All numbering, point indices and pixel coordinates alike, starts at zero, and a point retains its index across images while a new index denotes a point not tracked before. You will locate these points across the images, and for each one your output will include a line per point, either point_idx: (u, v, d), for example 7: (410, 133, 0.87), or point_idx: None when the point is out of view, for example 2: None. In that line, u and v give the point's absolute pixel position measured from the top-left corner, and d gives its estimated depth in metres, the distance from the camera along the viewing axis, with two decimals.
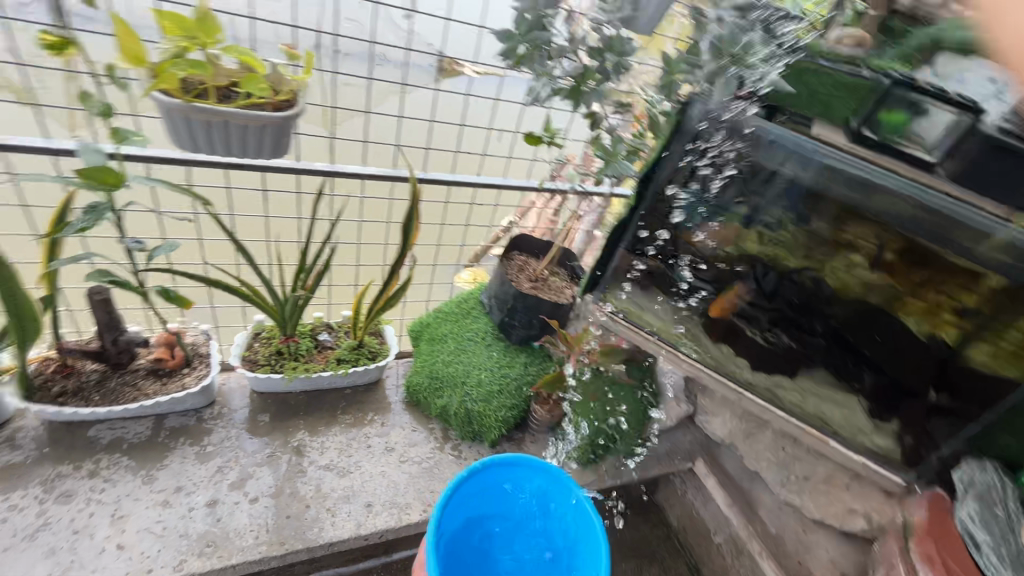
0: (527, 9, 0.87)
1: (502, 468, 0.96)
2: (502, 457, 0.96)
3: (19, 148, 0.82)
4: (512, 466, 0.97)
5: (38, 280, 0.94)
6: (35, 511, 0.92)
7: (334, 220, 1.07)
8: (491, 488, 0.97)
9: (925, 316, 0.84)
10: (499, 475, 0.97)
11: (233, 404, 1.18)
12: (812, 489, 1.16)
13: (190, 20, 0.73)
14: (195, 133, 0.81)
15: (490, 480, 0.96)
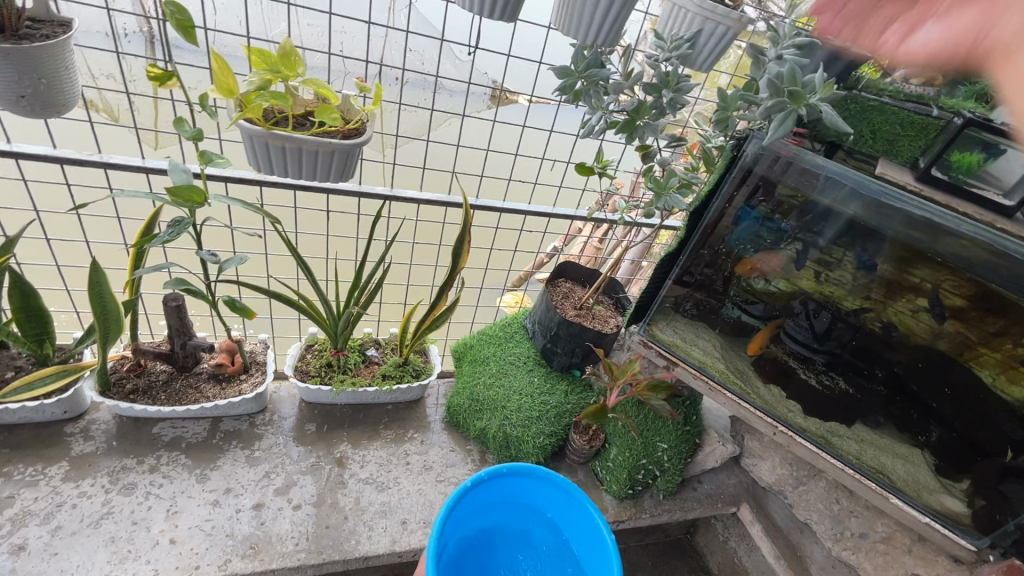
0: (585, 47, 0.90)
1: (515, 480, 0.97)
2: (512, 467, 0.95)
3: (119, 166, 0.91)
4: (524, 476, 0.96)
5: (123, 285, 1.02)
6: (101, 500, 0.99)
7: (390, 241, 1.12)
8: (509, 496, 0.98)
9: (999, 368, 0.80)
10: (511, 487, 0.97)
11: (283, 412, 1.23)
12: (869, 548, 1.08)
13: (275, 56, 0.81)
14: (272, 157, 0.87)
15: (506, 489, 0.97)
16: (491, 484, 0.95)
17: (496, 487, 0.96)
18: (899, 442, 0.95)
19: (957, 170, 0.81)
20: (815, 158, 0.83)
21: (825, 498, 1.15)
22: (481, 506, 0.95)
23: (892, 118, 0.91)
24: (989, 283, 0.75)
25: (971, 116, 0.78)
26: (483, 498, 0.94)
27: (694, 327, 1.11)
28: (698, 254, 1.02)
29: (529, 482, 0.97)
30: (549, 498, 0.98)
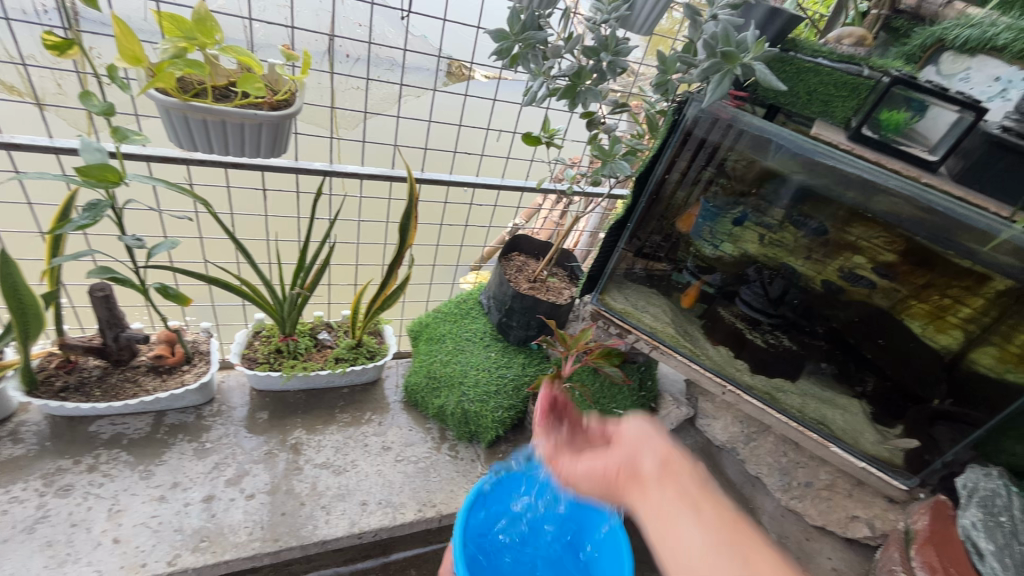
0: (521, 10, 0.88)
1: (526, 477, 0.96)
2: (522, 461, 0.97)
3: (23, 146, 0.84)
4: (534, 474, 0.97)
5: (41, 276, 0.95)
6: (35, 504, 0.93)
7: (334, 219, 1.08)
8: (518, 492, 0.96)
9: (929, 319, 0.85)
10: (522, 481, 0.96)
11: (233, 402, 1.19)
12: (814, 495, 1.14)
13: (188, 22, 0.75)
14: (193, 132, 0.82)
15: (515, 485, 0.96)
16: (504, 481, 0.95)
17: (508, 485, 0.95)
18: (839, 394, 0.99)
19: (887, 128, 0.83)
20: (751, 119, 0.84)
21: (774, 451, 1.20)
22: (496, 497, 0.94)
23: (825, 79, 0.90)
24: (915, 237, 0.78)
25: (899, 74, 0.79)
26: (499, 498, 0.94)
27: (644, 294, 1.12)
28: (647, 220, 1.03)
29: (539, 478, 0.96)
30: (558, 491, 0.95)
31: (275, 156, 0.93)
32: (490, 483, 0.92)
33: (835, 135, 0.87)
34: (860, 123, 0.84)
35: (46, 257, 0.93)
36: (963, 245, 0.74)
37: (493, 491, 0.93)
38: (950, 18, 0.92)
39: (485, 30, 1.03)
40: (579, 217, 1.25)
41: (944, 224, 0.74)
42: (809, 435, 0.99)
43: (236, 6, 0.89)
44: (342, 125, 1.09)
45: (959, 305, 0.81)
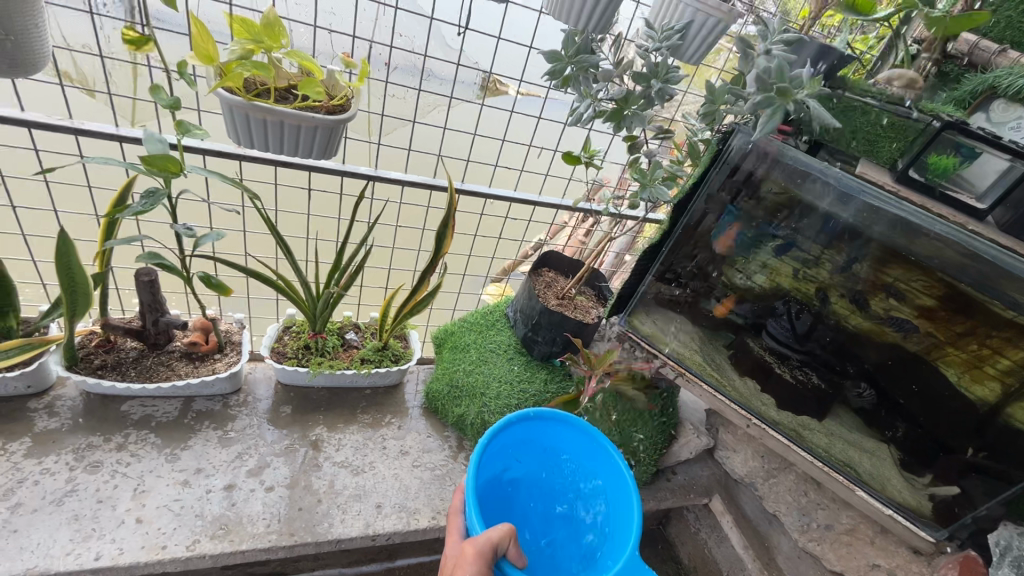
0: (575, 33, 0.90)
1: (542, 422, 0.85)
2: (536, 411, 0.85)
3: (91, 132, 0.88)
4: (547, 420, 0.86)
5: (93, 257, 0.98)
6: (65, 478, 0.96)
7: (373, 223, 1.10)
8: (533, 436, 0.86)
9: (965, 368, 0.82)
10: (537, 426, 0.85)
11: (258, 393, 1.21)
12: (834, 539, 1.12)
13: (259, 25, 0.78)
14: (252, 130, 0.85)
15: (530, 429, 0.85)
16: (519, 426, 0.84)
17: (522, 430, 0.84)
18: (867, 437, 0.97)
19: (933, 171, 0.83)
20: (797, 155, 0.86)
21: (794, 490, 1.17)
22: (508, 445, 0.83)
23: (871, 120, 0.92)
24: (959, 284, 0.77)
25: (950, 119, 0.79)
26: (511, 436, 0.83)
27: (673, 320, 1.12)
28: (682, 245, 1.03)
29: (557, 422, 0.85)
30: (574, 438, 0.86)
31: (325, 158, 0.96)
32: (507, 424, 0.82)
33: (880, 176, 0.86)
34: (907, 165, 0.84)
35: (100, 240, 0.96)
36: (1008, 295, 0.73)
37: (510, 432, 0.83)
38: (1003, 67, 0.92)
39: (537, 49, 1.06)
40: (609, 239, 1.25)
41: (989, 272, 0.73)
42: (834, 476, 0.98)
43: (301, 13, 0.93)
44: (389, 131, 1.12)
45: (998, 356, 0.78)
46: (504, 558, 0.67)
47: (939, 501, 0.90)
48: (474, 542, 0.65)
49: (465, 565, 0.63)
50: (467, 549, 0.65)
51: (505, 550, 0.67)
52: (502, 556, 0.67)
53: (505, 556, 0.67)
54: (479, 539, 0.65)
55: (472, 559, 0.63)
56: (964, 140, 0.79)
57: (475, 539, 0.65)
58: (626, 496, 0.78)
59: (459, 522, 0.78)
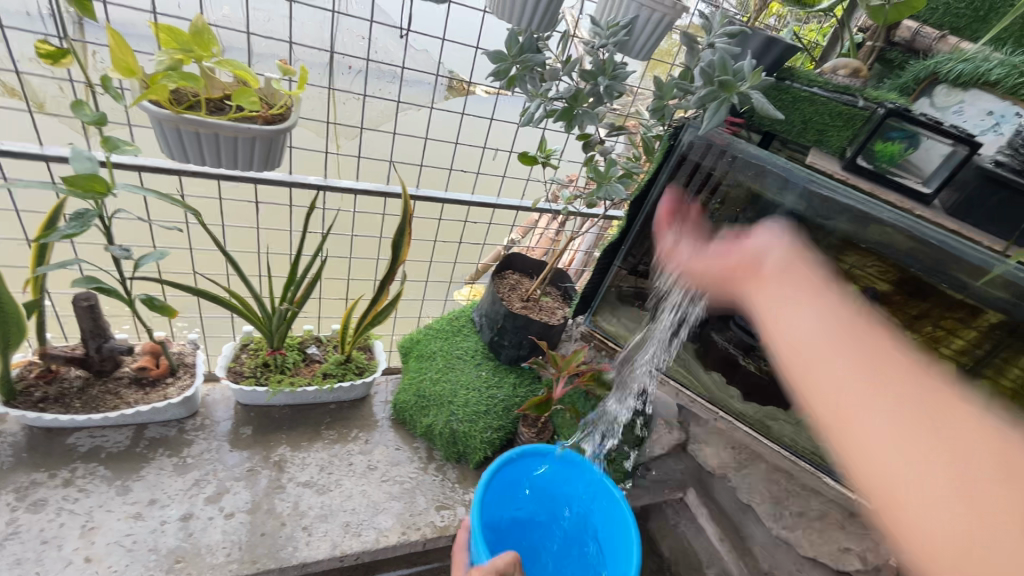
0: (519, 32, 0.88)
1: (530, 458, 1.01)
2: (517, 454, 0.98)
3: (14, 153, 0.83)
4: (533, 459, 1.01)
5: (25, 284, 0.93)
6: (5, 519, 0.90)
7: (326, 233, 1.07)
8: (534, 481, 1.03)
9: (922, 349, 0.84)
10: (528, 460, 1.01)
11: (217, 416, 1.16)
12: (806, 526, 1.12)
13: (186, 33, 0.74)
14: (186, 143, 0.81)
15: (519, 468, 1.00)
16: (513, 465, 0.99)
17: (514, 469, 1.00)
18: None
19: (881, 158, 0.83)
20: (745, 147, 0.84)
21: (765, 479, 1.18)
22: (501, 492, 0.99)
23: (820, 109, 0.90)
24: (909, 269, 0.78)
25: (894, 107, 0.80)
26: (500, 484, 0.97)
27: (637, 317, 1.10)
28: (642, 240, 1.01)
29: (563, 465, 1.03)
30: (569, 480, 1.03)
31: (269, 170, 0.92)
32: (503, 464, 0.97)
33: (829, 165, 0.87)
34: (854, 153, 0.84)
35: (31, 266, 0.91)
36: (956, 278, 0.74)
37: (504, 472, 0.97)
38: (943, 53, 0.94)
39: (484, 50, 1.04)
40: (574, 235, 1.24)
41: (937, 256, 0.73)
42: (801, 464, 0.98)
43: (235, 18, 0.90)
44: (338, 137, 1.09)
45: (952, 336, 0.80)
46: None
47: None
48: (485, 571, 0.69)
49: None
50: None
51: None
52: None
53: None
54: (487, 568, 0.69)
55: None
56: (909, 126, 0.80)
57: (485, 567, 0.69)
58: (621, 516, 0.94)
59: (463, 558, 0.83)
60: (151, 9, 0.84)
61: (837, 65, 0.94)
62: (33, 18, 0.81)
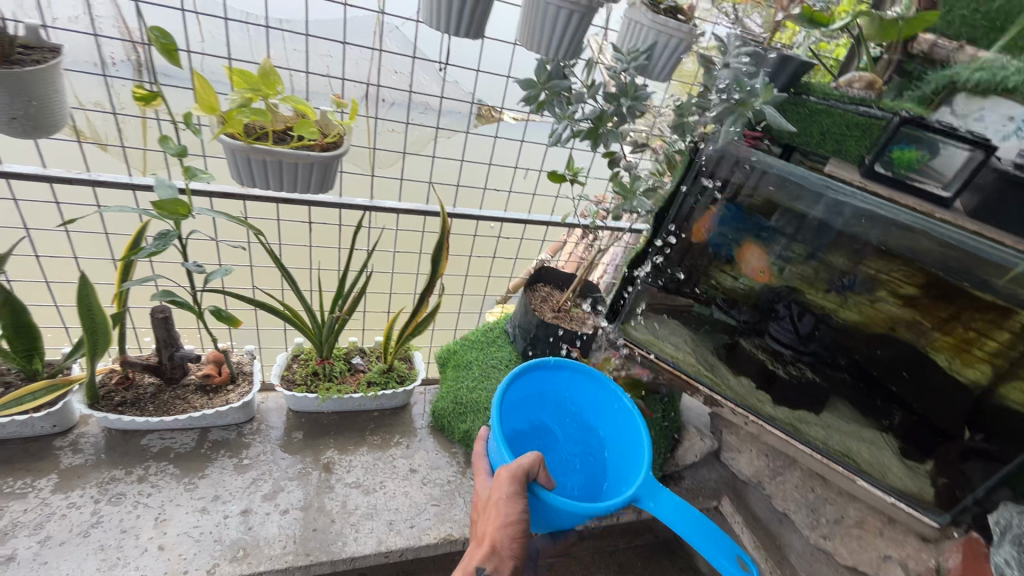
0: (547, 61, 0.97)
1: (556, 373, 0.90)
2: (556, 359, 0.89)
3: (107, 183, 0.96)
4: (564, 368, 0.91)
5: (111, 299, 1.05)
6: (90, 510, 1.00)
7: (372, 249, 1.16)
8: (561, 397, 0.92)
9: (953, 352, 0.85)
10: (556, 379, 0.91)
11: (271, 421, 1.25)
12: (844, 534, 1.12)
13: (255, 75, 0.85)
14: (253, 170, 0.91)
15: (543, 380, 0.90)
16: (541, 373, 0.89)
17: (541, 378, 0.90)
18: (865, 427, 0.98)
19: (899, 165, 0.86)
20: (765, 157, 0.88)
21: (801, 487, 1.18)
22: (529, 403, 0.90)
23: (838, 120, 0.93)
24: (932, 271, 0.80)
25: (909, 115, 0.81)
26: (530, 383, 0.89)
27: (668, 324, 1.13)
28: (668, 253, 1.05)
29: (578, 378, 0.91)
30: (596, 403, 0.91)
31: (322, 192, 1.02)
32: (523, 372, 0.87)
33: (849, 173, 0.90)
34: (874, 159, 0.86)
35: (118, 282, 1.03)
36: (981, 278, 0.75)
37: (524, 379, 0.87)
38: (960, 63, 0.97)
39: (515, 78, 1.14)
40: (603, 249, 1.29)
41: (957, 257, 0.75)
42: (836, 467, 0.98)
43: (295, 61, 1.02)
44: (382, 163, 1.19)
45: (985, 338, 0.81)
46: (537, 482, 0.71)
47: (939, 486, 0.91)
48: (509, 466, 0.69)
49: (501, 484, 0.68)
50: (503, 471, 0.69)
51: (537, 475, 0.71)
52: (535, 481, 0.71)
53: (535, 480, 0.71)
54: (512, 464, 0.69)
55: (506, 481, 0.68)
56: (922, 134, 0.82)
57: (510, 463, 0.70)
58: (632, 423, 0.85)
59: (485, 465, 0.82)
60: (225, 55, 0.97)
61: (852, 79, 0.98)
62: (119, 67, 0.95)
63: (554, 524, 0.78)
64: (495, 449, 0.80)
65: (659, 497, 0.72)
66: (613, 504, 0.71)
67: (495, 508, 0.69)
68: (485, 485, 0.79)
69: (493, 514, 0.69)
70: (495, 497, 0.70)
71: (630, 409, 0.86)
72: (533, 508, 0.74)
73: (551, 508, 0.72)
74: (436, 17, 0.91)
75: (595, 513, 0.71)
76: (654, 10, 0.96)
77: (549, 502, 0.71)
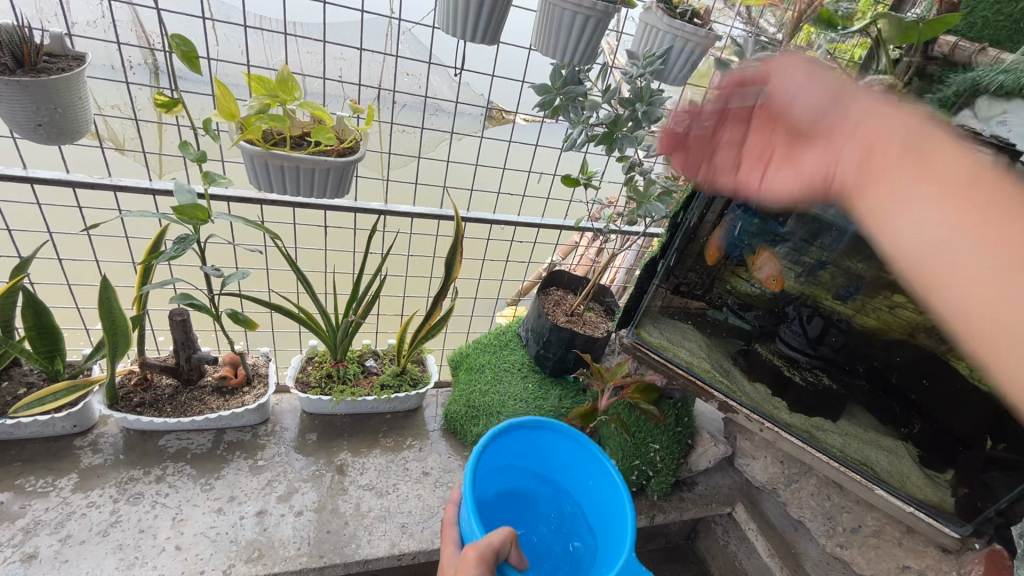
0: (562, 66, 0.97)
1: (536, 434, 0.88)
2: (534, 420, 0.86)
3: (128, 187, 0.97)
4: (545, 431, 0.88)
5: (131, 301, 1.06)
6: (109, 509, 1.02)
7: (386, 253, 1.16)
8: (540, 459, 0.91)
9: None
10: (536, 439, 0.89)
11: (285, 423, 1.26)
12: (861, 543, 1.10)
13: (273, 82, 0.87)
14: (270, 175, 0.92)
15: (522, 441, 0.88)
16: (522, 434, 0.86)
17: (520, 441, 0.87)
18: (883, 435, 0.97)
19: None
20: None
21: (816, 495, 1.17)
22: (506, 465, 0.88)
23: None
24: None
25: None
26: (511, 443, 0.86)
27: (682, 330, 1.14)
28: (683, 258, 1.05)
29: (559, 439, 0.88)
30: (577, 468, 0.89)
31: (338, 197, 1.02)
32: (501, 433, 0.84)
33: None
34: None
35: (137, 284, 1.04)
36: None
37: (500, 443, 0.84)
38: (983, 66, 0.96)
39: (529, 83, 1.14)
40: (616, 253, 1.29)
41: None
42: (851, 475, 0.99)
43: (312, 67, 1.03)
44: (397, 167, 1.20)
45: None
46: (506, 561, 0.67)
47: (960, 496, 0.90)
48: (478, 545, 0.63)
49: (469, 567, 0.61)
50: (471, 551, 0.63)
51: (509, 556, 0.66)
52: (506, 560, 0.67)
53: (506, 560, 0.67)
54: (481, 543, 0.64)
55: (474, 562, 0.61)
56: None
57: (480, 542, 0.64)
58: (614, 494, 0.82)
59: (453, 534, 0.75)
60: (243, 62, 0.98)
61: (871, 83, 0.97)
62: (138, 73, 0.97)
63: None
64: (465, 517, 0.74)
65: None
66: None
67: None
68: (453, 560, 0.72)
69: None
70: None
71: (609, 474, 0.83)
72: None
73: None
74: (452, 22, 0.91)
75: None
76: (669, 14, 0.96)
77: None
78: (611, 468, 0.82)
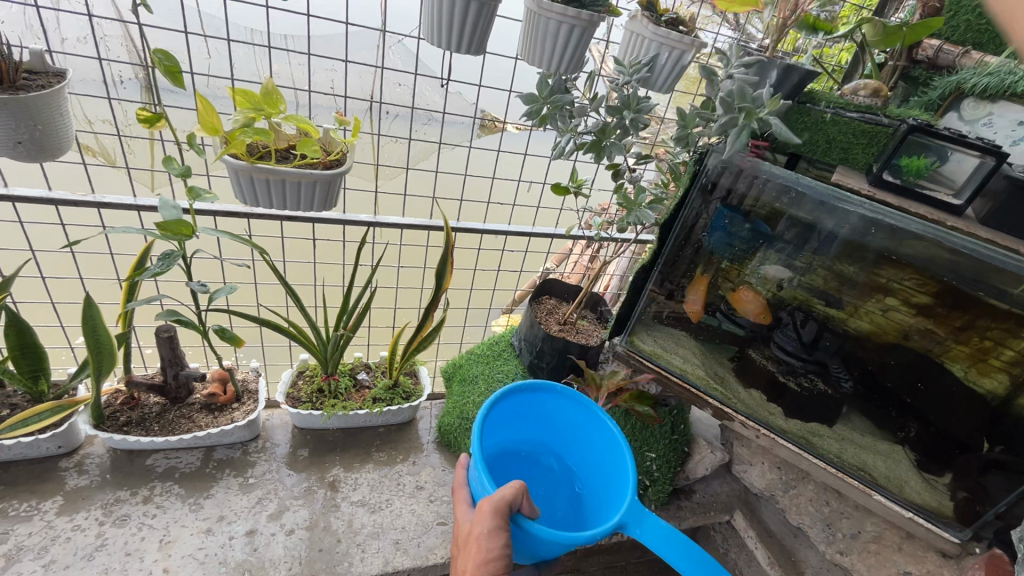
0: (549, 75, 0.96)
1: (539, 398, 0.93)
2: (530, 384, 0.90)
3: (112, 204, 0.96)
4: (543, 393, 0.92)
5: (116, 319, 1.04)
6: (95, 532, 1.00)
7: (376, 265, 1.14)
8: (547, 425, 0.95)
9: (971, 361, 0.82)
10: (537, 405, 0.93)
11: (276, 439, 1.24)
12: (862, 549, 1.08)
13: (258, 95, 0.85)
14: (256, 189, 0.91)
15: (523, 406, 0.93)
16: (518, 403, 0.91)
17: (517, 405, 0.91)
18: (880, 439, 0.95)
19: (908, 173, 0.83)
20: (771, 168, 0.86)
21: (815, 500, 1.16)
22: (512, 429, 0.93)
23: (843, 128, 0.90)
24: (946, 280, 0.77)
25: (916, 122, 0.79)
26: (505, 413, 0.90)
27: (675, 337, 1.11)
28: (675, 264, 1.02)
29: (556, 402, 0.93)
30: (573, 424, 0.94)
31: (326, 209, 1.02)
32: (505, 396, 0.89)
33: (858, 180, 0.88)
34: (881, 169, 0.84)
35: (122, 302, 1.02)
36: (995, 286, 0.73)
37: (502, 407, 0.89)
38: (968, 68, 0.96)
39: (516, 92, 1.14)
40: (608, 260, 1.28)
41: (972, 266, 0.73)
42: (850, 481, 0.96)
43: (295, 78, 1.03)
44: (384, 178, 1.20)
45: (1001, 347, 0.77)
46: (520, 512, 0.71)
47: (959, 500, 0.88)
48: (491, 499, 0.69)
49: (484, 519, 0.67)
50: (485, 504, 0.68)
51: (520, 506, 0.70)
52: (519, 511, 0.71)
53: (521, 512, 0.71)
54: (495, 497, 0.69)
55: (489, 515, 0.67)
56: (931, 141, 0.79)
57: (493, 495, 0.69)
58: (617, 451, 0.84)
59: (464, 496, 0.80)
60: (227, 76, 0.98)
61: (857, 87, 0.97)
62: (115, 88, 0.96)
63: (537, 555, 0.78)
64: (474, 476, 0.79)
65: (645, 523, 0.72)
66: (598, 529, 0.71)
67: (476, 543, 0.66)
68: (465, 518, 0.76)
69: (474, 549, 0.66)
70: (475, 532, 0.68)
71: (608, 426, 0.88)
72: (516, 537, 0.74)
73: (533, 537, 0.72)
74: (436, 33, 0.91)
75: (579, 541, 0.71)
76: (654, 22, 0.96)
77: (533, 532, 0.71)
78: (613, 424, 0.86)
